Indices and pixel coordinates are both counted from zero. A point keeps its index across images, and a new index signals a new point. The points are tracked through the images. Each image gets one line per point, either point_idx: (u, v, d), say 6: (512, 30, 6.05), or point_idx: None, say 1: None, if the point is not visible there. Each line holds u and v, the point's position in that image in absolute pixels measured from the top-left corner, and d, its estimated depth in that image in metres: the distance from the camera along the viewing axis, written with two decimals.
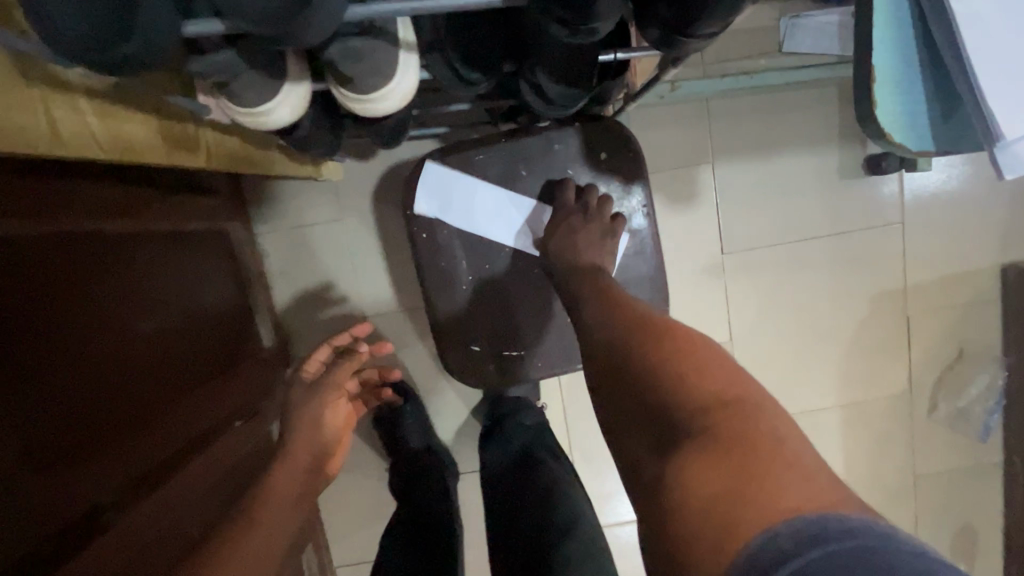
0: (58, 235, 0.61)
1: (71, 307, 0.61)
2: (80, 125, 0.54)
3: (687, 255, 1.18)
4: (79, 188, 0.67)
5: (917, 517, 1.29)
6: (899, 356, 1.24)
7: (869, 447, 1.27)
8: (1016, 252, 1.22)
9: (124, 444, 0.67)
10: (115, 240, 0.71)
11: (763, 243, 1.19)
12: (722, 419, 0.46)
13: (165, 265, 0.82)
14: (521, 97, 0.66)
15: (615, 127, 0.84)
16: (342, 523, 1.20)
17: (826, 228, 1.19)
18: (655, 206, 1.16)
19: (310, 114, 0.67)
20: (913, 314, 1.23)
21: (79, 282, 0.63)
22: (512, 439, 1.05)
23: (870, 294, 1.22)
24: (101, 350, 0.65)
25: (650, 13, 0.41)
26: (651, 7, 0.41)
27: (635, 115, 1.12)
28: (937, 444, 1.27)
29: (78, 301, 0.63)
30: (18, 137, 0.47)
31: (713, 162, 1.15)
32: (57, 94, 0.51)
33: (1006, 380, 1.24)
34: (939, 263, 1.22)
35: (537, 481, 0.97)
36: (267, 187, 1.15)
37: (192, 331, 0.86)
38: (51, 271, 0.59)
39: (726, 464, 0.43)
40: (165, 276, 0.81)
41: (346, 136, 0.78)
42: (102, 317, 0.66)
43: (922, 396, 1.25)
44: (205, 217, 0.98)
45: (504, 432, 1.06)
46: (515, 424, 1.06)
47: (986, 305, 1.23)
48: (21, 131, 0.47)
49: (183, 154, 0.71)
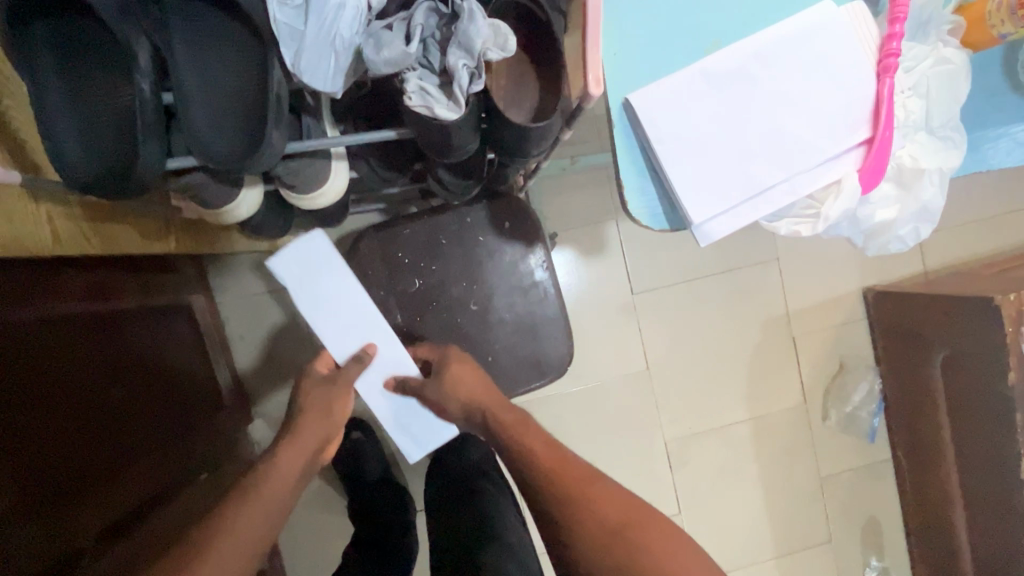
0: (45, 317, 0.73)
1: (59, 376, 0.72)
2: (74, 230, 0.69)
3: (602, 297, 1.38)
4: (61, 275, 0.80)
5: (826, 513, 1.47)
6: (791, 372, 1.44)
7: (777, 454, 1.46)
8: (874, 277, 1.46)
9: (97, 499, 0.76)
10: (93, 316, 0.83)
11: (665, 283, 1.39)
12: (634, 532, 0.67)
13: (135, 336, 0.93)
14: (432, 185, 0.84)
15: (518, 199, 1.03)
16: (307, 567, 1.28)
17: (716, 267, 1.41)
18: (571, 257, 1.35)
19: (263, 207, 0.84)
20: (797, 335, 1.44)
21: (64, 355, 0.74)
22: (457, 469, 1.15)
23: (760, 320, 1.43)
24: (82, 413, 0.75)
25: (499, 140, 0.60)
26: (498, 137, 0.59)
27: (546, 182, 1.33)
28: (833, 447, 1.46)
29: (64, 370, 0.73)
30: (23, 242, 0.62)
31: (616, 218, 1.36)
32: (56, 208, 0.67)
33: (881, 386, 1.45)
34: (813, 290, 1.44)
35: (478, 507, 1.07)
36: (226, 261, 1.29)
37: (159, 393, 0.96)
38: (41, 348, 0.70)
39: (647, 562, 0.65)
40: (135, 346, 0.92)
41: (294, 219, 0.95)
42: (83, 383, 0.77)
43: (814, 405, 1.45)
44: (170, 292, 1.11)
45: (450, 463, 1.16)
46: (459, 456, 1.16)
47: (856, 322, 1.46)
48: (27, 237, 0.63)
49: (156, 243, 0.85)
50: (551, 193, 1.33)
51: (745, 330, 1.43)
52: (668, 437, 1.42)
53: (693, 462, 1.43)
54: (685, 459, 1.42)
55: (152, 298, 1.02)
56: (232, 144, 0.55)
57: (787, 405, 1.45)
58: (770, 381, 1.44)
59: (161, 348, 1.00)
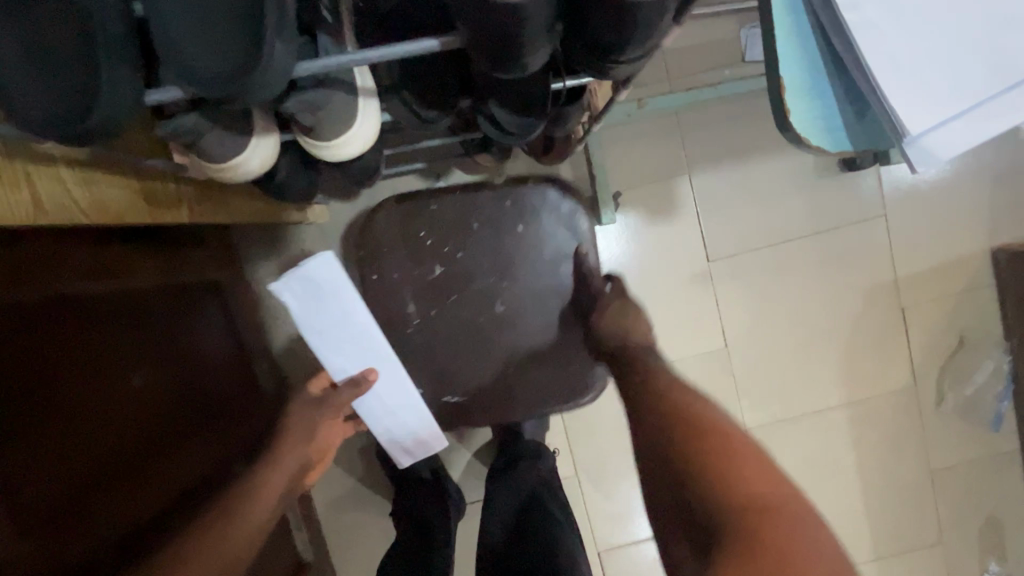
0: (35, 300, 0.63)
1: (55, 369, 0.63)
2: (62, 194, 0.57)
3: (673, 267, 1.19)
4: (57, 252, 0.70)
5: (938, 512, 1.26)
6: (898, 350, 1.23)
7: (879, 445, 1.25)
8: (1004, 235, 1.21)
9: (120, 498, 0.69)
10: (96, 298, 0.74)
11: (747, 248, 1.20)
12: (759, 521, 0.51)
13: (153, 318, 0.84)
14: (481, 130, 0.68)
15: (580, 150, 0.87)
16: (354, 561, 1.20)
17: (809, 228, 1.20)
18: (636, 221, 1.17)
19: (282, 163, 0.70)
20: (907, 307, 1.22)
21: (61, 344, 0.65)
22: (523, 482, 1.01)
23: (861, 289, 1.22)
24: (88, 408, 0.66)
25: (581, 40, 0.43)
26: (580, 35, 0.42)
27: (608, 134, 1.15)
28: (948, 435, 1.25)
29: (63, 361, 0.64)
30: (2, 210, 0.50)
31: (689, 173, 1.16)
32: (37, 168, 0.54)
33: (1011, 364, 1.22)
34: (927, 252, 1.21)
35: (539, 522, 0.93)
36: (256, 235, 1.18)
37: (185, 379, 0.88)
38: (32, 336, 0.61)
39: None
40: (154, 328, 0.83)
41: (321, 180, 0.81)
42: (87, 375, 0.67)
43: (926, 388, 1.24)
44: (193, 268, 1.01)
45: (517, 474, 1.02)
46: (528, 467, 1.03)
47: (981, 290, 1.22)
48: (5, 204, 0.51)
49: (166, 210, 0.73)
50: (614, 146, 1.14)
51: (843, 301, 1.22)
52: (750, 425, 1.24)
53: (780, 452, 1.25)
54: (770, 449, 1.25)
55: (173, 274, 0.94)
56: (219, 62, 0.40)
57: (892, 388, 1.24)
58: (873, 360, 1.23)
59: (187, 328, 0.92)
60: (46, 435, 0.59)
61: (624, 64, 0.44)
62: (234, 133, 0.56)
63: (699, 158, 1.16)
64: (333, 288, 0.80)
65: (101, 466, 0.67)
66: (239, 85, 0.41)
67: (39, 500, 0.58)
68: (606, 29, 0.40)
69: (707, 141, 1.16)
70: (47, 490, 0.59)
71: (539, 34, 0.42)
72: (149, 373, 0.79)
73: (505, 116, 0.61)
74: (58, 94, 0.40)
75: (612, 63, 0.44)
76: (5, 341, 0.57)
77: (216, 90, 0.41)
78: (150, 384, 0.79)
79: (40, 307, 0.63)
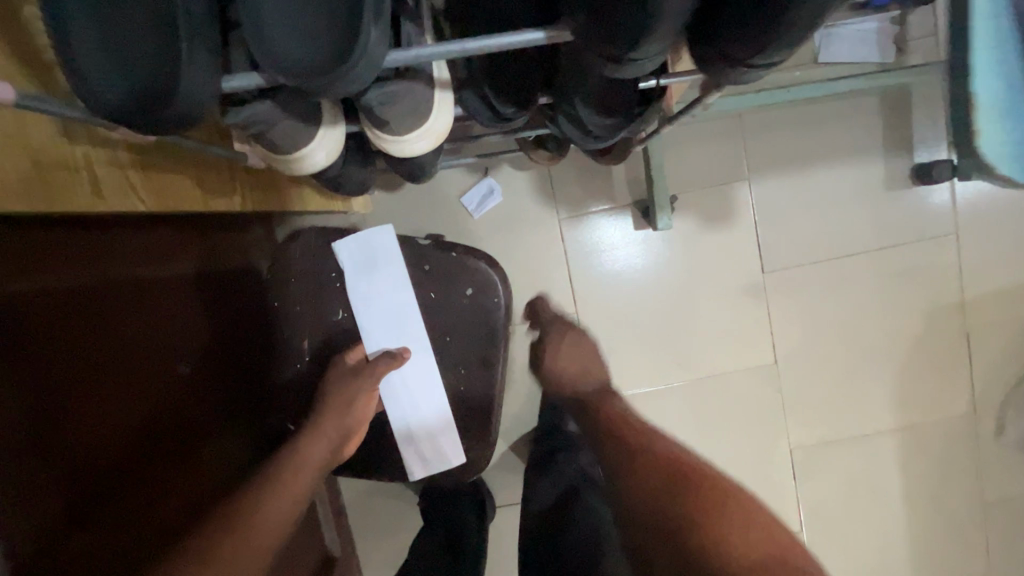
0: (96, 280, 0.63)
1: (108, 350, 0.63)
2: (122, 180, 0.55)
3: (725, 276, 1.14)
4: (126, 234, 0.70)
5: (989, 547, 1.20)
6: (958, 375, 1.17)
7: (930, 473, 1.20)
8: None
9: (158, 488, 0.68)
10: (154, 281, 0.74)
11: (805, 260, 1.14)
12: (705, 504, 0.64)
13: (202, 303, 0.85)
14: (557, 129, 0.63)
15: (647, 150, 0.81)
16: (379, 556, 1.18)
17: (872, 242, 1.13)
18: (690, 226, 1.12)
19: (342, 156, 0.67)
20: (971, 330, 1.15)
21: (116, 324, 0.65)
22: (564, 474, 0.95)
23: (922, 309, 1.15)
24: (139, 390, 0.67)
25: (713, 40, 0.38)
26: (715, 33, 0.38)
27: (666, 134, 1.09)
28: (1006, 468, 1.18)
29: (114, 343, 0.64)
30: (61, 196, 0.48)
31: (748, 179, 1.11)
32: (99, 152, 0.52)
33: None
34: (998, 274, 1.14)
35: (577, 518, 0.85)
36: (295, 222, 1.15)
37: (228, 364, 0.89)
38: (88, 315, 0.61)
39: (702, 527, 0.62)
40: (201, 314, 0.84)
41: (376, 174, 0.78)
42: (140, 356, 0.68)
43: (986, 417, 1.17)
44: (242, 251, 1.01)
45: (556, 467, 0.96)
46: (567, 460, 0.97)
47: None
48: (64, 188, 0.49)
49: (218, 198, 0.70)
50: (673, 147, 1.09)
51: (904, 321, 1.16)
52: (794, 444, 1.19)
53: (824, 475, 1.20)
54: (814, 471, 1.20)
55: (219, 263, 0.92)
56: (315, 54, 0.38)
57: (949, 415, 1.18)
58: (931, 385, 1.17)
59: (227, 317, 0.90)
60: (88, 420, 0.59)
61: (754, 68, 0.39)
62: (304, 124, 0.52)
63: (760, 164, 1.10)
64: (386, 253, 0.91)
65: (152, 445, 0.68)
66: (325, 76, 0.37)
67: (98, 475, 0.59)
68: (752, 24, 0.35)
69: (771, 146, 1.10)
70: (104, 467, 0.60)
71: (664, 33, 0.37)
72: (197, 358, 0.81)
73: (588, 116, 0.56)
74: (135, 79, 0.37)
75: (741, 67, 0.39)
76: (62, 318, 0.57)
77: (299, 80, 0.38)
78: (198, 368, 0.80)
79: (98, 286, 0.63)
